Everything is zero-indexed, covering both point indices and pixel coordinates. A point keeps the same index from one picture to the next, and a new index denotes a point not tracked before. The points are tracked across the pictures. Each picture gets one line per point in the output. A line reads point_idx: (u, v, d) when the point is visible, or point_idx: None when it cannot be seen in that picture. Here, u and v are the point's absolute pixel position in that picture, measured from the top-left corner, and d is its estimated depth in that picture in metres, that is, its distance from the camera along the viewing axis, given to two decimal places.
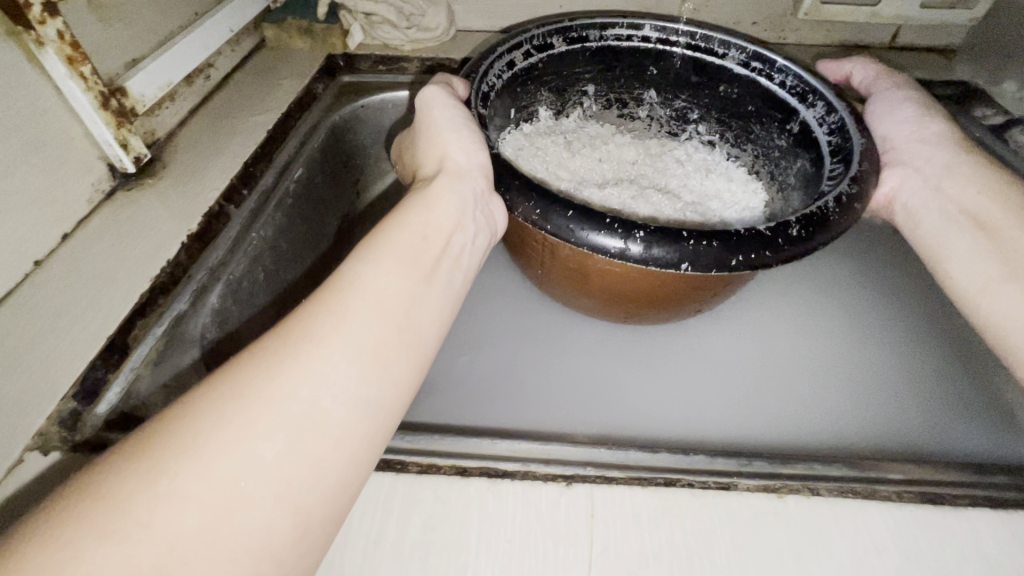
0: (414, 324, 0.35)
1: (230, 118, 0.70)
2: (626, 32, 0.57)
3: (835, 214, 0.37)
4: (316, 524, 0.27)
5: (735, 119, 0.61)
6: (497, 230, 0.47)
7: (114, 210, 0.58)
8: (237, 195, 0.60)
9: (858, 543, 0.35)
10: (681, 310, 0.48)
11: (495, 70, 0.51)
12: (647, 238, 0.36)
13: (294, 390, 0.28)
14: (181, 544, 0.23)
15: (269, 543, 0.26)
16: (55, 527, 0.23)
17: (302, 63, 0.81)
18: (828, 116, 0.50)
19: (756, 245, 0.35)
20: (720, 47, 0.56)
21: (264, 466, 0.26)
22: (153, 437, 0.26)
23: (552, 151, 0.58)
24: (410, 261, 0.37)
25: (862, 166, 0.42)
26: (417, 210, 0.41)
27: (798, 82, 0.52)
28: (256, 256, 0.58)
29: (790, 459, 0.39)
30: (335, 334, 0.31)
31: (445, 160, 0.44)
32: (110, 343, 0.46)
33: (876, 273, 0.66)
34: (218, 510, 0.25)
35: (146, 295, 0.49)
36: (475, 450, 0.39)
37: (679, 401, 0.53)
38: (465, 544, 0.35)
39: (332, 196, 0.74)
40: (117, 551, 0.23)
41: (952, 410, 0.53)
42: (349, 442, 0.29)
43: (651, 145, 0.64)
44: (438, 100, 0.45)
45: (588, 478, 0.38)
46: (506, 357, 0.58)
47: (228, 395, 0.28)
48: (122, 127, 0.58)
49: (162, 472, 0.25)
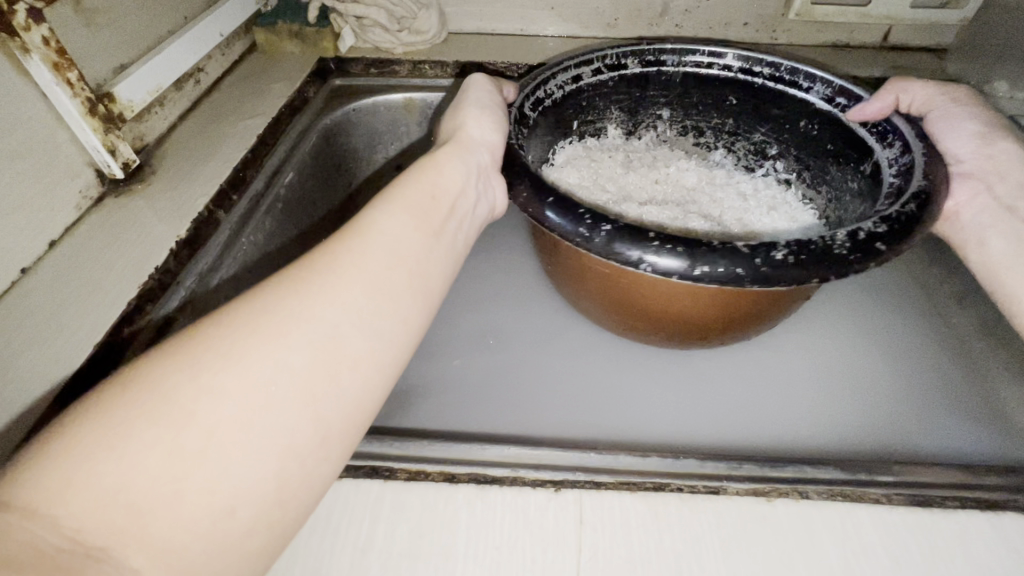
0: (432, 263, 0.35)
1: (221, 122, 0.70)
2: (706, 59, 0.57)
3: (842, 248, 0.34)
4: (338, 436, 0.27)
5: (814, 158, 0.58)
6: (496, 208, 0.47)
7: (102, 216, 0.57)
8: (227, 202, 0.60)
9: (847, 546, 0.35)
10: (735, 332, 0.48)
11: (555, 82, 0.53)
12: (613, 232, 0.35)
13: (321, 311, 0.28)
14: (216, 434, 0.24)
15: (298, 445, 0.26)
16: (95, 414, 0.23)
17: (293, 67, 0.80)
18: (901, 156, 0.46)
19: (729, 262, 0.34)
20: (805, 80, 0.54)
21: (296, 372, 0.26)
22: (190, 339, 0.26)
23: (606, 167, 0.60)
24: (426, 205, 0.37)
25: (907, 207, 0.37)
26: (429, 167, 0.40)
27: (881, 123, 0.49)
28: (245, 261, 0.58)
29: (779, 462, 0.39)
30: (362, 262, 0.31)
31: (458, 130, 0.45)
32: (96, 351, 0.45)
33: (869, 274, 0.66)
34: (254, 407, 0.25)
35: (133, 303, 0.49)
36: (463, 457, 0.39)
37: (670, 404, 0.53)
38: (452, 551, 0.34)
39: (323, 199, 0.73)
40: (160, 434, 0.23)
41: (950, 406, 0.53)
42: (370, 364, 0.29)
43: (716, 177, 0.63)
44: (475, 95, 0.48)
45: (578, 484, 0.37)
46: (501, 361, 0.58)
47: (260, 310, 0.28)
48: (111, 132, 0.58)
49: (201, 369, 0.25)
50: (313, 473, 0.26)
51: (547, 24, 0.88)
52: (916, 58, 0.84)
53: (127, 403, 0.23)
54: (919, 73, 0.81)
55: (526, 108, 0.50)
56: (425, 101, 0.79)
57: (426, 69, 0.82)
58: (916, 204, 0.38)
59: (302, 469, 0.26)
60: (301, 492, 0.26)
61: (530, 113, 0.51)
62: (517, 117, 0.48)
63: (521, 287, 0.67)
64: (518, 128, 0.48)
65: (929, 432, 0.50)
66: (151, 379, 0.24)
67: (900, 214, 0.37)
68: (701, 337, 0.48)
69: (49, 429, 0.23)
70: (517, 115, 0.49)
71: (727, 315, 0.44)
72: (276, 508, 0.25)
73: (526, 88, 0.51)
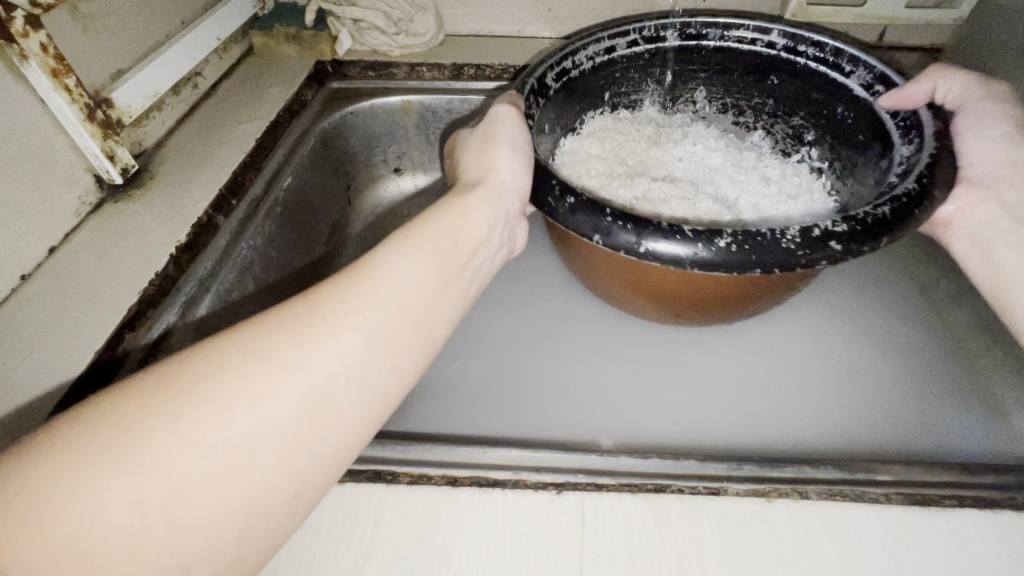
0: (435, 313, 0.34)
1: (220, 126, 0.70)
2: (750, 35, 0.58)
3: (791, 243, 0.36)
4: (308, 488, 0.28)
5: (845, 149, 0.57)
6: (512, 249, 0.48)
7: (101, 222, 0.57)
8: (226, 206, 0.60)
9: (846, 546, 0.35)
10: (736, 309, 0.48)
11: (589, 52, 0.56)
12: (575, 205, 0.39)
13: (313, 363, 0.28)
14: (186, 489, 0.24)
15: (267, 498, 0.26)
16: (74, 448, 0.24)
17: (291, 70, 0.81)
18: (910, 155, 0.45)
19: (672, 244, 0.37)
20: (848, 64, 0.54)
21: (275, 429, 0.27)
22: (182, 377, 0.26)
23: (630, 141, 0.63)
24: (443, 254, 0.36)
25: (879, 209, 0.37)
26: (453, 212, 0.40)
27: (910, 115, 0.48)
28: (246, 266, 0.58)
29: (779, 463, 0.39)
30: (361, 312, 0.31)
31: (488, 173, 0.44)
32: (97, 358, 0.45)
33: (867, 274, 0.67)
34: (226, 463, 0.25)
35: (134, 308, 0.49)
36: (466, 459, 0.39)
37: (670, 404, 0.53)
38: (455, 555, 0.35)
39: (322, 202, 0.74)
40: (127, 484, 0.23)
41: (946, 410, 0.53)
42: (351, 420, 0.29)
43: (744, 158, 0.63)
44: (506, 118, 0.46)
45: (579, 486, 0.38)
46: (503, 363, 0.58)
47: (254, 354, 0.28)
48: (109, 138, 0.58)
49: (182, 417, 0.25)
50: (277, 523, 0.27)
51: (544, 26, 0.88)
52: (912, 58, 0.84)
53: (106, 443, 0.24)
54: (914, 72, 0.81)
55: (549, 78, 0.53)
56: (423, 104, 0.79)
57: (423, 71, 0.82)
58: (891, 207, 0.37)
59: (267, 519, 0.27)
60: (258, 546, 0.27)
61: (553, 83, 0.54)
62: (534, 86, 0.51)
63: (522, 289, 0.67)
64: (533, 96, 0.51)
65: (922, 441, 0.50)
66: (135, 420, 0.25)
67: (868, 215, 0.37)
68: (697, 313, 0.49)
69: (29, 451, 0.24)
70: (536, 83, 0.52)
71: (730, 292, 0.45)
72: (230, 563, 0.26)
73: (552, 59, 0.54)
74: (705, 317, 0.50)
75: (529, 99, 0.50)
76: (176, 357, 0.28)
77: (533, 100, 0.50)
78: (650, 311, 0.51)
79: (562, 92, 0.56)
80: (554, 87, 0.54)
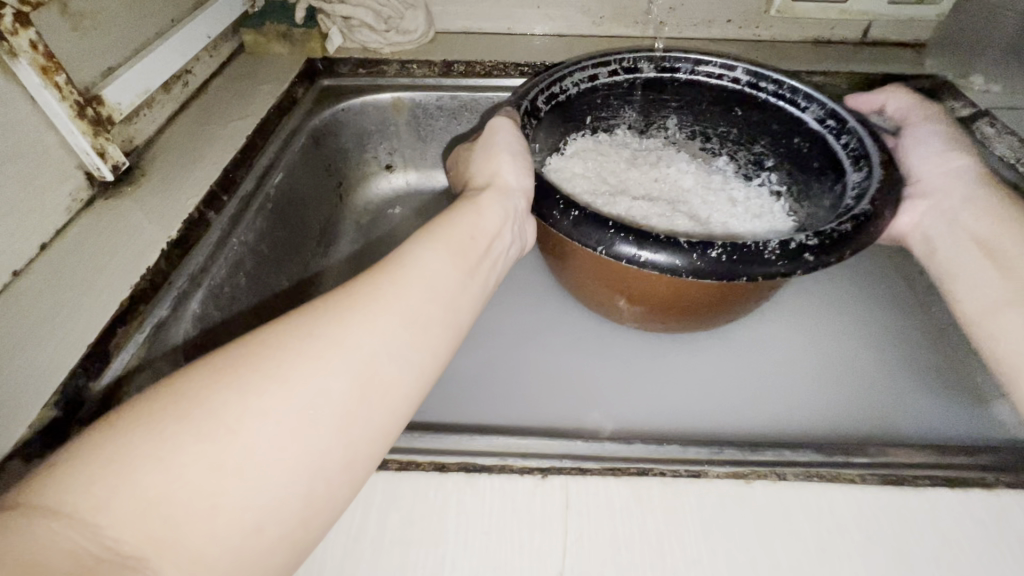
0: (462, 298, 0.37)
1: (211, 123, 0.71)
2: (717, 70, 0.61)
3: (772, 254, 0.38)
4: (364, 457, 0.29)
5: (801, 174, 0.59)
6: (525, 244, 0.50)
7: (93, 219, 0.58)
8: (217, 202, 0.60)
9: (822, 525, 0.36)
10: (717, 314, 0.50)
11: (572, 79, 0.58)
12: (579, 217, 0.41)
13: (361, 341, 0.30)
14: (258, 452, 0.26)
15: (329, 465, 0.28)
16: (144, 424, 0.25)
17: (282, 68, 0.81)
18: (862, 182, 0.47)
19: (670, 254, 0.39)
20: (804, 100, 0.57)
21: (333, 399, 0.28)
22: (241, 360, 0.28)
23: (611, 162, 0.62)
24: (462, 245, 0.40)
25: (842, 225, 0.40)
26: (467, 212, 0.43)
27: (858, 145, 0.51)
28: (237, 262, 0.58)
29: (759, 446, 0.40)
30: (399, 297, 0.33)
31: (496, 177, 0.47)
32: (90, 350, 0.45)
33: (850, 266, 0.68)
34: (291, 430, 0.27)
35: (127, 302, 0.49)
36: (454, 447, 0.40)
37: (656, 395, 0.55)
38: (442, 538, 0.35)
39: (314, 199, 0.74)
40: (203, 449, 0.25)
41: (932, 397, 0.54)
42: (399, 392, 0.31)
43: (713, 180, 0.64)
44: (506, 130, 0.48)
45: (564, 470, 0.39)
46: (493, 356, 0.59)
47: (306, 336, 0.30)
48: (99, 135, 0.58)
49: (248, 390, 0.27)
50: (338, 490, 0.28)
51: (533, 23, 0.89)
52: (895, 54, 0.85)
53: (177, 416, 0.25)
54: (899, 66, 0.82)
55: (539, 102, 0.55)
56: (413, 101, 0.80)
57: (413, 69, 0.82)
58: (852, 224, 0.40)
59: (329, 486, 0.28)
60: (323, 511, 0.28)
61: (544, 106, 0.56)
62: (528, 109, 0.53)
63: (512, 283, 0.68)
64: (528, 117, 0.52)
65: (918, 423, 0.51)
66: (200, 396, 0.26)
67: (834, 231, 0.40)
68: (681, 318, 0.51)
69: (93, 435, 0.25)
70: (529, 106, 0.53)
71: (713, 298, 0.46)
72: (299, 526, 0.27)
73: (541, 83, 0.56)
74: (687, 322, 0.52)
75: (525, 120, 0.51)
76: (224, 347, 0.29)
77: (528, 122, 0.52)
78: (641, 317, 0.52)
79: (552, 113, 0.58)
80: (545, 109, 0.56)
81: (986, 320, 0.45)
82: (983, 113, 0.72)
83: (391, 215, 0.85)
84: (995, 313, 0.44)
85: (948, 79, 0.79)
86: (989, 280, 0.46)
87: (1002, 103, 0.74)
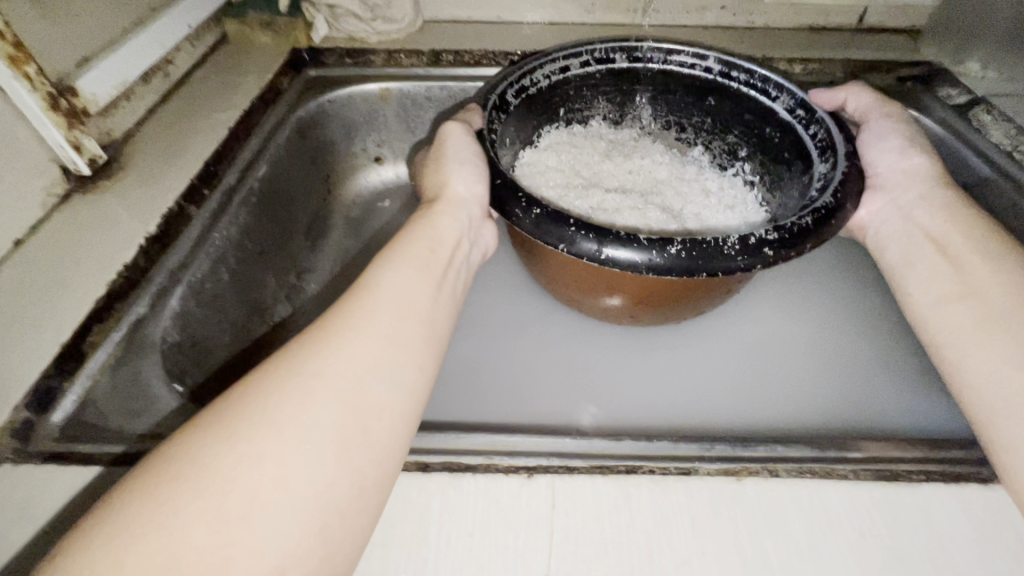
0: (436, 313, 0.39)
1: (192, 114, 0.69)
2: (689, 60, 0.59)
3: (732, 249, 0.38)
4: (372, 482, 0.31)
5: (772, 164, 0.58)
6: (486, 248, 0.52)
7: (70, 213, 0.56)
8: (198, 195, 0.59)
9: (814, 524, 0.35)
10: (684, 306, 0.49)
11: (544, 71, 0.56)
12: (541, 216, 0.40)
13: (340, 370, 0.32)
14: (259, 494, 0.27)
15: (336, 495, 0.29)
16: (146, 493, 0.27)
17: (266, 58, 0.79)
18: (828, 173, 0.47)
19: (629, 250, 0.38)
20: (774, 89, 0.55)
21: (324, 428, 0.30)
22: (228, 413, 0.30)
23: (585, 154, 0.62)
24: (423, 262, 0.42)
25: (803, 220, 0.40)
26: (422, 229, 0.45)
27: (826, 136, 0.50)
28: (219, 257, 0.57)
29: (752, 441, 0.39)
30: (368, 324, 0.35)
31: (444, 187, 0.48)
32: (64, 350, 0.44)
33: (848, 256, 0.67)
34: (288, 468, 0.28)
35: (100, 302, 0.48)
36: (437, 445, 0.39)
37: (646, 390, 0.54)
38: (424, 540, 0.34)
39: (301, 191, 0.73)
40: (205, 504, 0.26)
41: (928, 388, 0.53)
42: (390, 412, 0.33)
43: (687, 171, 0.63)
44: (457, 136, 0.47)
45: (551, 469, 0.38)
46: (481, 352, 0.58)
47: (284, 376, 0.32)
48: (74, 128, 0.56)
49: (238, 438, 0.29)
50: (353, 519, 0.29)
51: (524, 11, 0.87)
52: (891, 40, 0.84)
53: (175, 478, 0.27)
54: (895, 53, 0.81)
55: (509, 95, 0.54)
56: (401, 91, 0.78)
57: (401, 58, 0.80)
58: (813, 218, 0.40)
59: (343, 517, 0.29)
60: (344, 543, 0.29)
61: (513, 99, 0.54)
62: (496, 103, 0.51)
63: (501, 276, 0.67)
64: (495, 112, 0.51)
65: (915, 417, 0.51)
66: (192, 455, 0.28)
67: (794, 225, 0.39)
68: (649, 312, 0.50)
69: (100, 513, 0.26)
70: (497, 100, 0.52)
71: (678, 289, 0.46)
72: (320, 562, 0.27)
73: (511, 76, 0.54)
74: (653, 315, 0.51)
75: (491, 115, 0.50)
76: (208, 407, 0.31)
77: (496, 116, 0.50)
78: (615, 308, 0.51)
79: (522, 106, 0.56)
80: (515, 103, 0.55)
81: (927, 318, 0.46)
82: (979, 100, 0.72)
83: (380, 209, 0.83)
84: (942, 307, 0.45)
85: (943, 67, 0.78)
86: (942, 275, 0.47)
87: (1000, 90, 0.73)
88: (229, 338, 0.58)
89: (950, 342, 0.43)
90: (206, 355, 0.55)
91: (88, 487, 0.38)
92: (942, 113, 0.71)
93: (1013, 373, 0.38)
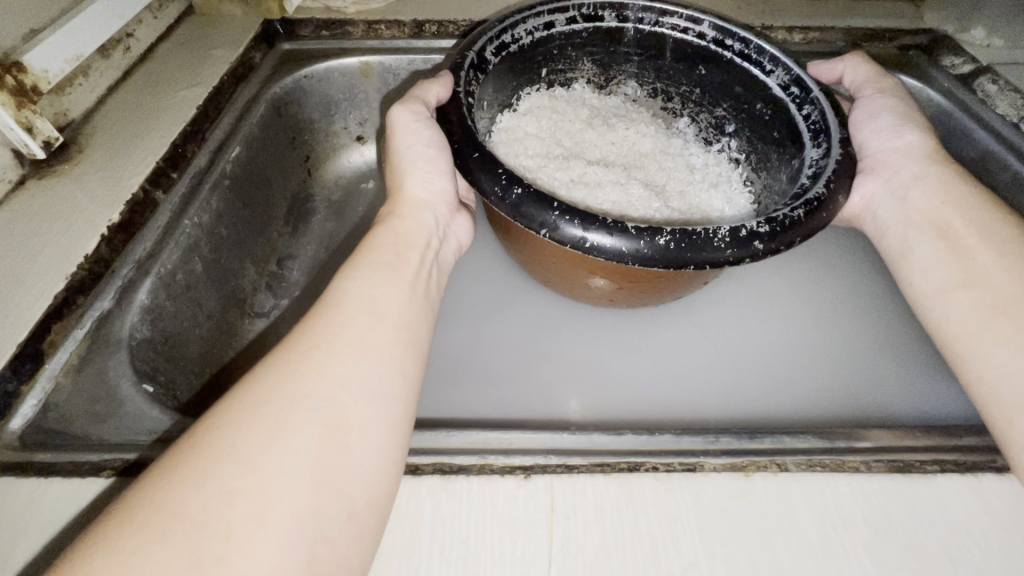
0: (413, 317, 0.38)
1: (156, 92, 0.64)
2: (683, 23, 0.55)
3: (722, 241, 0.35)
4: (362, 507, 0.29)
5: (760, 143, 0.56)
6: (462, 243, 0.52)
7: (25, 201, 0.52)
8: (166, 179, 0.55)
9: (826, 520, 0.34)
10: (665, 290, 0.48)
11: (527, 26, 0.52)
12: (522, 196, 0.37)
13: (315, 391, 0.30)
14: (237, 534, 0.25)
15: (324, 524, 0.27)
16: (106, 544, 0.24)
17: (236, 30, 0.73)
18: (820, 160, 0.43)
19: (616, 238, 0.35)
20: (769, 62, 0.51)
21: (301, 454, 0.28)
22: (191, 451, 0.27)
23: (567, 121, 0.59)
24: (392, 264, 0.40)
25: (794, 212, 0.37)
26: (390, 232, 0.43)
27: (819, 119, 0.46)
28: (191, 246, 0.53)
29: (758, 433, 0.38)
30: (341, 337, 0.33)
31: (400, 192, 0.47)
32: (20, 351, 0.41)
33: (845, 232, 0.65)
34: (266, 504, 0.26)
35: (60, 296, 0.44)
36: (429, 446, 0.37)
37: (648, 377, 0.52)
38: (415, 550, 0.32)
39: (278, 173, 0.69)
40: (177, 551, 0.24)
41: (925, 375, 0.52)
42: (374, 431, 0.31)
43: (672, 145, 0.61)
44: (404, 125, 0.46)
45: (549, 469, 0.36)
46: (471, 339, 0.55)
47: (254, 403, 0.29)
48: (24, 107, 0.51)
49: (206, 478, 0.26)
50: (342, 549, 0.28)
51: None
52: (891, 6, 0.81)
53: (140, 525, 0.25)
54: (897, 19, 0.77)
55: (488, 52, 0.49)
56: (383, 66, 0.73)
57: (381, 29, 0.75)
58: (805, 210, 0.37)
59: (333, 548, 0.27)
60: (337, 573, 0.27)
61: (493, 57, 0.50)
62: (473, 61, 0.47)
63: (487, 255, 0.63)
64: (473, 71, 0.47)
65: (917, 403, 0.50)
66: (157, 499, 0.25)
67: (785, 216, 0.37)
68: (631, 295, 0.48)
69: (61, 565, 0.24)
70: (475, 58, 0.47)
71: (659, 276, 0.44)
72: None
73: (490, 31, 0.50)
74: (634, 299, 0.50)
75: (467, 75, 0.46)
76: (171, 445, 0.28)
77: (473, 76, 0.46)
78: (593, 290, 0.49)
79: (504, 64, 0.52)
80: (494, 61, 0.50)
81: (934, 302, 0.44)
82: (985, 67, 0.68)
83: (365, 190, 0.78)
84: (946, 295, 0.44)
85: (947, 34, 0.74)
86: (943, 261, 0.45)
87: (1002, 58, 0.71)
88: (207, 331, 0.55)
89: (954, 331, 0.42)
90: (184, 347, 0.51)
91: (53, 499, 0.36)
92: (946, 82, 0.68)
93: (1016, 363, 0.37)
